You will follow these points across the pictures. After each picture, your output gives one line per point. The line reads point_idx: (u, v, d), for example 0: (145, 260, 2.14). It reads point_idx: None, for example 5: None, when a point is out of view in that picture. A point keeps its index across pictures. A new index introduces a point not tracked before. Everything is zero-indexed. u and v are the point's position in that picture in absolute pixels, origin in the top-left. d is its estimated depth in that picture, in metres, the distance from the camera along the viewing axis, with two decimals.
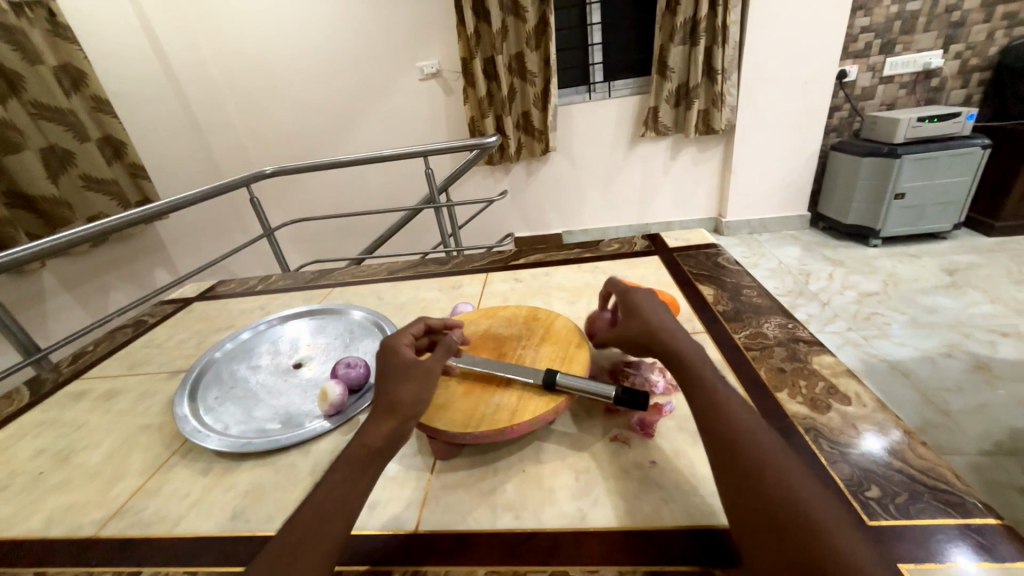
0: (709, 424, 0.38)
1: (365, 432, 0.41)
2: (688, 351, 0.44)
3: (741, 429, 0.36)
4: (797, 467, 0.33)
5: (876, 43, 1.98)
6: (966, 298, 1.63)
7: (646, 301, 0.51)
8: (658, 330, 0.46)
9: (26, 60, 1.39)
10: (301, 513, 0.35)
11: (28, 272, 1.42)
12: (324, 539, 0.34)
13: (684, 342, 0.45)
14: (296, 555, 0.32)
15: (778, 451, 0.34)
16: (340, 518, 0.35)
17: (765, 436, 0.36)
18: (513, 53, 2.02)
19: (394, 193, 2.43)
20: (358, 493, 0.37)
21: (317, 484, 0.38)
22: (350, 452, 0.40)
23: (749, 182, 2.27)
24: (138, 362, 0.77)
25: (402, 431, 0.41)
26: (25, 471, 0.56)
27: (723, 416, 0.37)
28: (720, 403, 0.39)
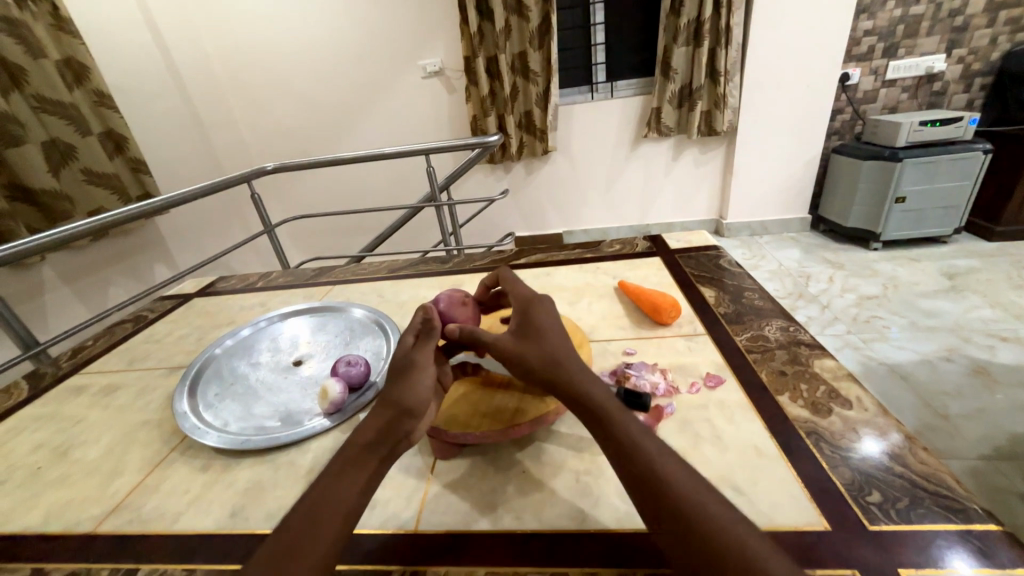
0: (624, 466, 0.35)
1: (360, 433, 0.40)
2: (586, 379, 0.40)
3: (658, 467, 0.34)
4: (723, 502, 0.32)
5: (879, 47, 1.98)
6: (966, 302, 1.63)
7: (548, 320, 0.46)
8: (560, 355, 0.42)
9: (29, 54, 1.39)
10: (295, 515, 0.35)
11: (27, 266, 1.41)
12: (319, 543, 0.33)
13: (583, 368, 0.42)
14: (289, 560, 0.32)
15: (700, 489, 0.33)
16: (336, 522, 0.34)
17: (682, 470, 0.34)
18: (516, 52, 2.02)
19: (395, 191, 2.43)
20: (355, 495, 0.36)
21: (313, 485, 0.37)
22: (346, 452, 0.39)
23: (750, 183, 2.26)
24: (138, 357, 0.77)
25: (398, 432, 0.40)
26: (23, 466, 0.56)
27: (636, 456, 0.35)
28: (630, 439, 0.36)
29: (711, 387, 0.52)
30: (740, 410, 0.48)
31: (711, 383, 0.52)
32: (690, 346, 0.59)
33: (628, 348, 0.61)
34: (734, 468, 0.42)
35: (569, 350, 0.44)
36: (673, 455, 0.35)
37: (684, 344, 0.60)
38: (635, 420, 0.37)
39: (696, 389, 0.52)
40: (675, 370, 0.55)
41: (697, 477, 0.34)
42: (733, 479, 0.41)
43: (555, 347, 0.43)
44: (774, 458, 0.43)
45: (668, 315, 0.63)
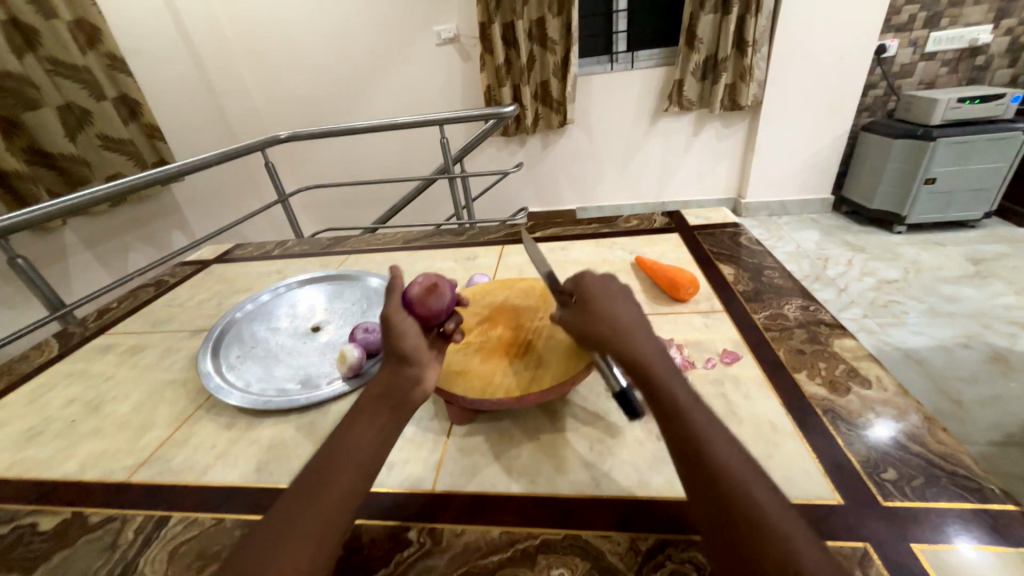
0: (669, 433, 0.33)
1: (370, 386, 0.41)
2: (645, 342, 0.37)
3: (707, 446, 0.32)
4: (768, 484, 0.30)
5: (921, 16, 1.86)
6: (990, 288, 1.59)
7: (609, 287, 0.42)
8: (623, 320, 0.39)
9: (41, 15, 1.37)
10: (316, 463, 0.36)
11: (51, 229, 1.45)
12: (338, 487, 0.34)
13: (640, 330, 0.39)
14: (309, 502, 0.33)
15: (738, 458, 0.31)
16: (357, 470, 0.35)
17: (724, 441, 0.32)
18: (534, 19, 1.93)
19: (408, 163, 2.41)
20: (374, 447, 0.37)
21: (333, 436, 0.38)
22: (363, 405, 0.40)
23: (772, 162, 2.20)
24: (161, 320, 0.79)
25: (404, 378, 0.41)
26: (58, 418, 0.59)
27: (686, 430, 0.32)
28: (678, 412, 0.33)
29: (726, 363, 0.52)
30: (756, 386, 0.48)
31: (727, 359, 0.52)
32: (707, 323, 0.59)
33: None
34: (748, 443, 0.42)
35: (630, 312, 0.40)
36: (716, 423, 0.34)
37: (701, 321, 0.60)
38: (689, 392, 0.35)
39: (711, 364, 0.52)
40: (692, 346, 0.55)
41: (736, 446, 0.32)
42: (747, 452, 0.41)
43: (612, 314, 0.39)
44: (789, 433, 0.43)
45: (686, 291, 0.63)
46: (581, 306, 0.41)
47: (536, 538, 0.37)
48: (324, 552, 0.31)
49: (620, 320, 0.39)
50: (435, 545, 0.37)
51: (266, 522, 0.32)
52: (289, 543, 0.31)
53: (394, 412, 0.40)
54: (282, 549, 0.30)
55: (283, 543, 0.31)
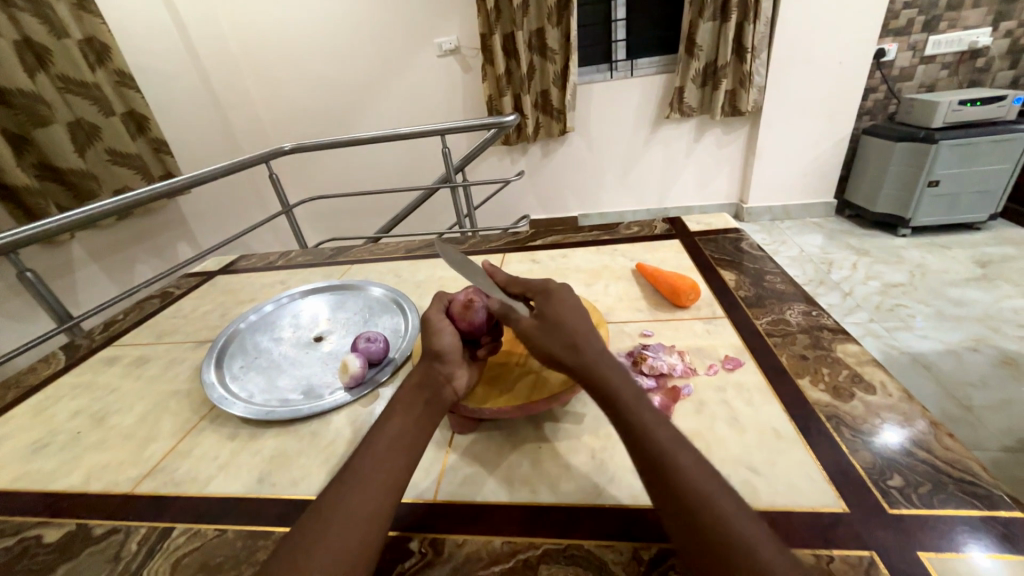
0: (636, 455, 0.35)
1: (408, 379, 0.44)
2: (604, 362, 0.40)
3: (672, 457, 0.33)
4: (733, 497, 0.32)
5: (919, 20, 1.87)
6: (998, 291, 1.57)
7: (563, 300, 0.46)
8: (577, 335, 0.42)
9: (52, 34, 1.40)
10: (359, 451, 0.38)
11: (59, 243, 1.47)
12: (382, 472, 0.36)
13: (602, 351, 0.41)
14: (355, 485, 0.35)
15: (708, 479, 0.32)
16: (399, 456, 0.38)
17: (691, 457, 0.34)
18: (533, 29, 1.96)
19: (411, 172, 2.43)
20: (413, 435, 0.40)
21: (373, 426, 0.40)
22: (400, 397, 0.43)
23: (774, 167, 2.20)
24: (167, 331, 0.80)
25: (436, 374, 0.44)
26: (64, 430, 0.59)
27: (650, 442, 0.34)
28: (642, 427, 0.35)
29: (728, 369, 0.52)
30: (759, 393, 0.48)
31: (729, 365, 0.52)
32: (708, 329, 0.59)
33: (646, 330, 0.60)
34: (751, 449, 0.42)
35: (586, 327, 0.43)
36: (689, 446, 0.35)
37: (702, 327, 0.59)
38: (651, 410, 0.37)
39: (714, 371, 0.52)
40: (693, 352, 0.55)
41: (707, 468, 0.33)
42: (750, 459, 0.41)
43: (575, 334, 0.42)
44: (793, 440, 0.42)
45: (687, 297, 0.63)
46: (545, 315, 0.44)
47: (538, 548, 0.36)
48: (373, 530, 0.33)
49: (575, 335, 0.42)
50: (437, 555, 0.37)
51: (316, 506, 0.34)
52: (340, 523, 0.33)
53: (430, 404, 0.42)
54: (334, 530, 0.33)
55: (334, 524, 0.33)
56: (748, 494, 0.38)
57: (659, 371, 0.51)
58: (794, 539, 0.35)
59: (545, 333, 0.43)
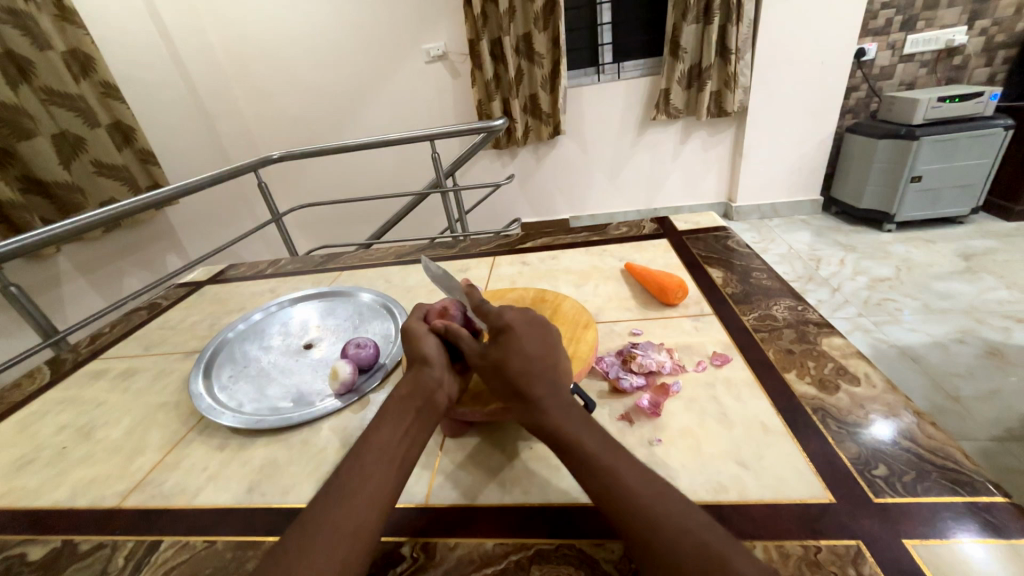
0: (586, 487, 0.35)
1: (397, 391, 0.44)
2: (549, 401, 0.39)
3: (619, 481, 0.34)
4: (689, 507, 0.32)
5: (897, 20, 1.91)
6: (982, 283, 1.60)
7: (518, 335, 0.43)
8: (523, 378, 0.40)
9: (35, 46, 1.39)
10: (347, 463, 0.38)
11: (44, 257, 1.45)
12: (371, 485, 0.36)
13: (551, 390, 0.40)
14: (343, 500, 0.35)
15: (656, 492, 0.33)
16: (388, 469, 0.37)
17: (637, 475, 0.34)
18: (520, 34, 1.97)
19: (401, 177, 2.43)
20: (403, 447, 0.39)
21: (362, 437, 0.40)
22: (390, 407, 0.42)
23: (761, 166, 2.22)
24: (154, 343, 0.79)
25: (427, 381, 0.43)
26: (49, 445, 0.58)
27: (597, 471, 0.35)
28: (586, 456, 0.36)
29: (717, 365, 0.52)
30: (747, 388, 0.49)
31: (718, 362, 0.52)
32: (696, 326, 0.59)
33: (635, 329, 0.61)
34: (740, 444, 0.42)
35: (535, 365, 0.41)
36: (632, 463, 0.35)
37: (691, 324, 0.60)
38: (593, 435, 0.37)
39: (702, 367, 0.52)
40: (682, 350, 0.56)
41: (655, 482, 0.34)
42: (739, 454, 0.41)
43: (520, 370, 0.41)
44: (781, 433, 0.43)
45: (675, 296, 0.63)
46: (497, 346, 0.43)
47: (529, 549, 0.36)
48: (360, 546, 0.33)
49: (518, 378, 0.40)
50: (429, 559, 0.37)
51: (301, 522, 0.34)
52: (326, 540, 0.33)
53: (420, 412, 0.42)
54: (320, 547, 0.32)
55: (320, 540, 0.33)
56: (737, 488, 0.39)
57: (648, 369, 0.52)
58: (783, 531, 0.35)
59: (490, 376, 0.42)
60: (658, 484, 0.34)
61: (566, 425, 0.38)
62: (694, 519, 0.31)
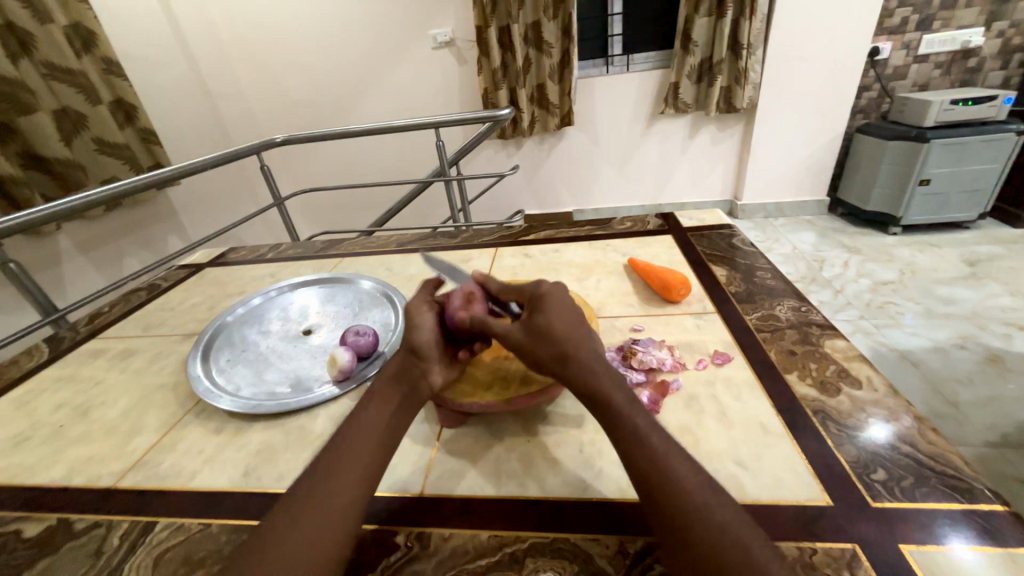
0: (628, 463, 0.35)
1: (387, 368, 0.44)
2: (598, 370, 0.39)
3: (663, 466, 0.33)
4: (726, 501, 0.32)
5: (913, 19, 1.87)
6: (985, 289, 1.59)
7: (557, 303, 0.43)
8: (571, 342, 0.40)
9: (37, 19, 1.37)
10: (331, 447, 0.38)
11: (44, 234, 1.44)
12: (356, 468, 0.36)
13: (596, 361, 0.40)
14: (327, 479, 0.35)
15: (701, 485, 0.33)
16: (372, 452, 0.38)
17: (683, 462, 0.34)
18: (529, 22, 1.94)
19: (405, 165, 2.41)
20: (385, 428, 0.40)
21: (345, 422, 0.40)
22: (377, 392, 0.43)
23: (768, 164, 2.20)
24: (153, 324, 0.78)
25: (412, 369, 0.43)
26: (46, 423, 0.58)
27: (645, 451, 0.34)
28: (638, 433, 0.35)
29: (717, 364, 0.52)
30: (747, 388, 0.48)
31: (719, 361, 0.52)
32: (698, 324, 0.59)
33: (636, 325, 0.60)
34: (739, 444, 0.42)
35: (580, 332, 0.41)
36: (682, 453, 0.35)
37: (693, 322, 0.60)
38: (646, 418, 0.37)
39: (703, 366, 0.52)
40: (683, 348, 0.55)
41: (701, 474, 0.33)
42: (737, 454, 0.41)
43: (569, 336, 0.40)
44: (779, 435, 0.42)
45: (678, 293, 0.63)
46: (538, 310, 0.42)
47: (524, 542, 0.36)
48: (344, 526, 0.33)
49: (568, 342, 0.40)
50: (423, 548, 0.37)
51: (286, 501, 0.34)
52: (309, 517, 0.33)
53: (405, 400, 0.42)
54: (305, 522, 0.32)
55: (303, 518, 0.33)
56: (734, 488, 0.38)
57: (648, 366, 0.51)
58: (779, 532, 0.35)
59: (533, 340, 0.40)
60: (703, 476, 0.33)
61: (617, 399, 0.37)
62: (728, 515, 0.31)
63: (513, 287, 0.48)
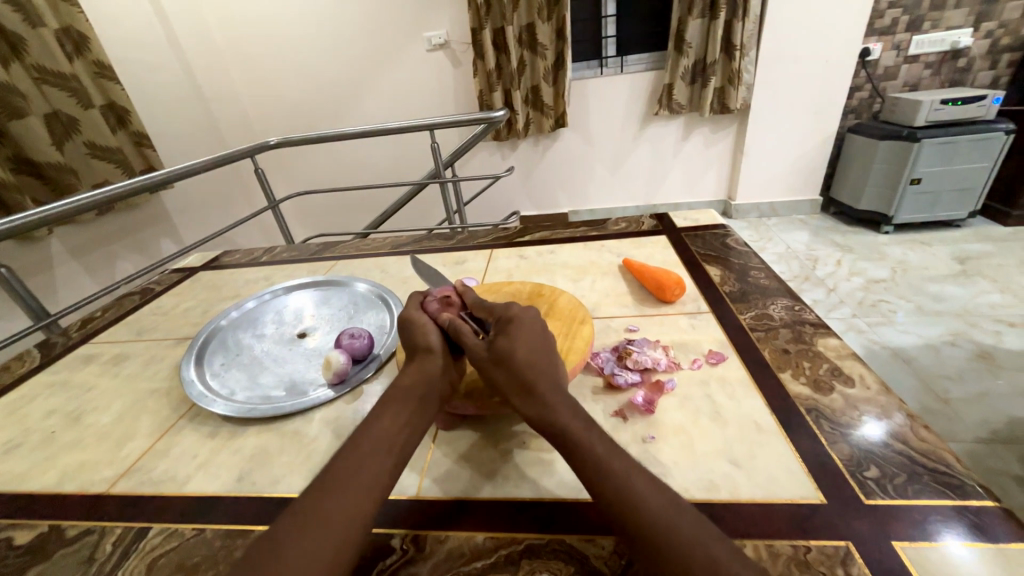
0: (591, 489, 0.34)
1: (399, 380, 0.44)
2: (553, 396, 0.40)
3: (626, 488, 0.33)
4: (696, 516, 0.31)
5: (903, 20, 1.89)
6: (976, 287, 1.61)
7: (523, 331, 0.44)
8: (527, 369, 0.41)
9: (27, 22, 1.35)
10: (345, 449, 0.38)
11: (36, 238, 1.43)
12: (369, 471, 0.36)
13: (554, 386, 0.41)
14: (339, 486, 0.35)
15: (668, 504, 0.32)
16: (385, 456, 0.37)
17: (646, 483, 0.33)
18: (523, 24, 1.94)
19: (400, 167, 2.41)
20: (400, 435, 0.39)
21: (359, 426, 0.40)
22: (391, 398, 0.42)
23: (761, 164, 2.22)
24: (146, 328, 0.78)
25: (432, 374, 0.44)
26: (38, 430, 0.58)
27: (607, 473, 0.34)
28: (596, 456, 0.35)
29: (712, 363, 0.52)
30: (742, 387, 0.48)
31: (713, 360, 0.52)
32: (693, 324, 0.59)
33: (631, 325, 0.60)
34: (733, 443, 0.42)
35: (541, 357, 0.42)
36: (644, 474, 0.34)
37: (687, 322, 0.60)
38: (604, 441, 0.36)
39: (697, 365, 0.52)
40: (678, 347, 0.55)
41: (667, 494, 0.33)
42: (732, 453, 0.41)
43: (527, 362, 0.42)
44: (773, 433, 0.43)
45: (673, 293, 0.63)
46: (502, 334, 0.44)
47: (519, 544, 0.36)
48: (356, 533, 0.33)
49: (525, 370, 0.41)
50: (419, 551, 0.37)
51: (297, 504, 0.34)
52: (322, 520, 0.33)
53: (419, 406, 0.42)
54: (317, 529, 0.32)
55: (316, 521, 0.32)
56: (729, 487, 0.39)
57: (643, 366, 0.52)
58: (773, 531, 0.35)
59: (492, 365, 0.43)
60: (669, 495, 0.33)
61: (576, 426, 0.37)
62: (704, 531, 0.30)
63: (485, 304, 0.50)
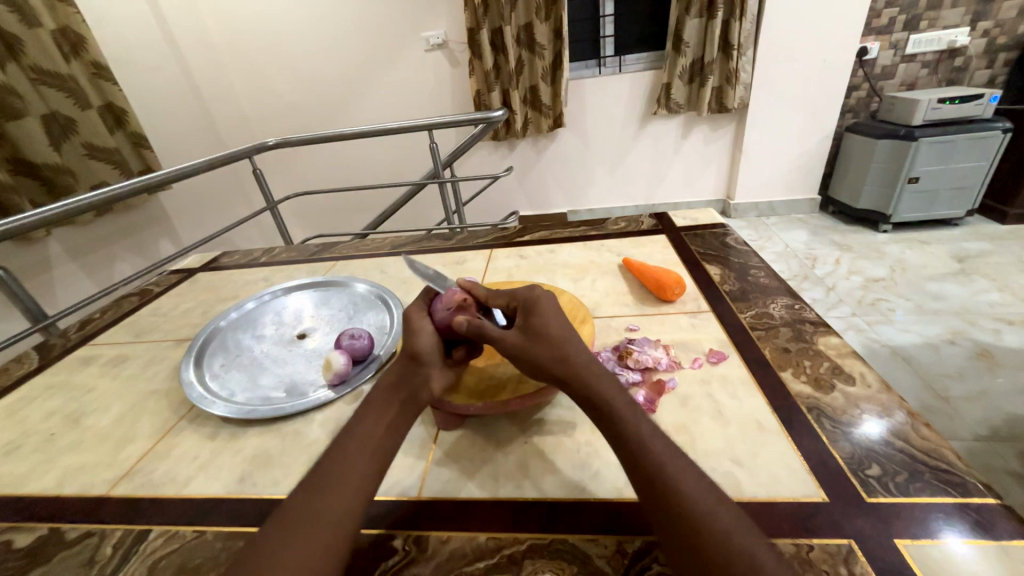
0: (631, 470, 0.34)
1: (382, 379, 0.43)
2: (593, 375, 0.40)
3: (668, 470, 0.33)
4: (726, 503, 0.32)
5: (900, 19, 1.90)
6: (974, 285, 1.61)
7: (549, 307, 0.44)
8: (564, 347, 0.41)
9: (24, 23, 1.35)
10: (332, 452, 0.38)
11: (33, 240, 1.42)
12: (354, 475, 0.36)
13: (591, 365, 0.41)
14: (325, 488, 0.35)
15: (704, 490, 0.32)
16: (367, 460, 0.37)
17: (686, 468, 0.34)
18: (522, 24, 1.94)
19: (398, 167, 2.40)
20: (386, 434, 0.39)
21: (342, 428, 0.40)
22: (372, 401, 0.42)
23: (759, 163, 2.22)
24: (145, 330, 0.78)
25: (414, 375, 0.43)
26: (36, 431, 0.58)
27: (647, 455, 0.34)
28: (641, 439, 0.35)
29: (713, 362, 0.52)
30: (742, 386, 0.48)
31: (714, 359, 0.52)
32: (694, 323, 0.59)
33: (632, 325, 0.60)
34: (735, 442, 0.42)
35: (573, 335, 0.42)
36: (685, 458, 0.35)
37: (688, 321, 0.60)
38: (647, 426, 0.37)
39: (698, 364, 0.52)
40: (678, 346, 0.55)
41: (703, 479, 0.33)
42: (734, 452, 0.41)
43: (564, 337, 0.42)
44: (775, 432, 0.43)
45: (672, 292, 0.63)
46: (534, 313, 0.43)
47: (523, 543, 0.36)
48: (343, 534, 0.32)
49: (564, 347, 0.41)
50: (421, 552, 0.37)
51: (280, 515, 0.33)
52: (308, 531, 0.32)
53: (404, 408, 0.41)
54: (303, 534, 0.32)
55: (301, 533, 0.32)
56: (731, 486, 0.39)
57: (644, 366, 0.51)
58: (775, 529, 0.35)
59: (531, 341, 0.41)
60: (705, 481, 0.33)
61: (620, 407, 0.37)
62: (733, 521, 0.30)
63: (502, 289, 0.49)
